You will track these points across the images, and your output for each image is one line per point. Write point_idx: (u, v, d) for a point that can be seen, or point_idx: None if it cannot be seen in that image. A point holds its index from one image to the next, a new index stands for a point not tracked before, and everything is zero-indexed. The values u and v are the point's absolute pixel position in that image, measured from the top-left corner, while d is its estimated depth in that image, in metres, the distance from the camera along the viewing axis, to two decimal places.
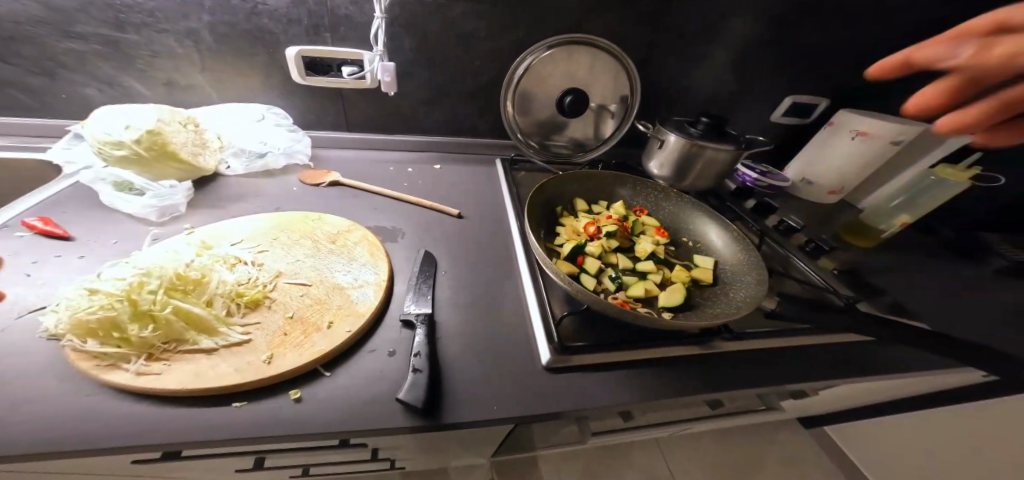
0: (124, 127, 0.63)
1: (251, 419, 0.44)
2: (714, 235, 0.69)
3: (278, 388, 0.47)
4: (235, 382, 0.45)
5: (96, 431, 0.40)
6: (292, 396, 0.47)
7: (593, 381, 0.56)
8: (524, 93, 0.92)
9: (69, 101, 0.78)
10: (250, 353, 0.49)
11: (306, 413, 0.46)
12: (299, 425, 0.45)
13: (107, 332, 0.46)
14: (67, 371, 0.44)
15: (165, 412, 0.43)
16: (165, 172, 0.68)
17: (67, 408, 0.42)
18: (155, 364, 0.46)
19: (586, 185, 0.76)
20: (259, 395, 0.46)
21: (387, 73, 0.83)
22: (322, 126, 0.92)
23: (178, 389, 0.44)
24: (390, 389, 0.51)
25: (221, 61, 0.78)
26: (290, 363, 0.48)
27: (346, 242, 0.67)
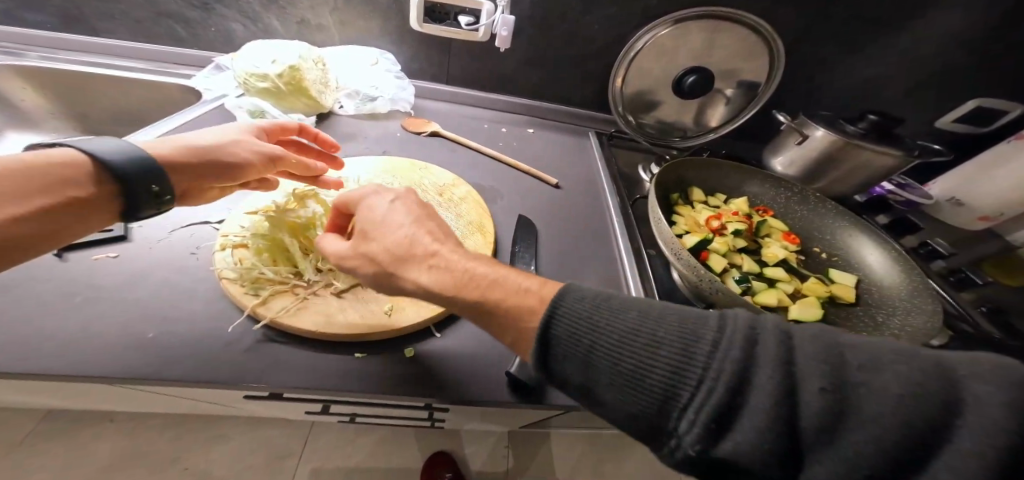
0: (271, 61, 0.66)
1: (370, 373, 0.45)
2: (862, 256, 0.60)
3: (392, 343, 0.48)
4: (363, 331, 0.47)
5: (238, 360, 0.43)
6: (408, 356, 0.48)
7: None
8: (641, 68, 0.82)
9: (216, 35, 0.82)
10: (372, 301, 0.50)
11: (417, 374, 0.46)
12: (414, 387, 0.45)
13: (262, 255, 0.52)
14: (217, 294, 0.49)
15: (296, 352, 0.46)
16: (295, 105, 0.70)
17: (214, 330, 0.45)
18: (292, 296, 0.49)
19: (708, 174, 0.69)
20: (379, 347, 0.48)
21: (505, 26, 0.78)
22: (426, 77, 0.90)
23: (308, 329, 0.46)
24: (495, 360, 0.49)
25: (349, 2, 0.77)
26: (408, 318, 0.49)
27: (452, 197, 0.66)
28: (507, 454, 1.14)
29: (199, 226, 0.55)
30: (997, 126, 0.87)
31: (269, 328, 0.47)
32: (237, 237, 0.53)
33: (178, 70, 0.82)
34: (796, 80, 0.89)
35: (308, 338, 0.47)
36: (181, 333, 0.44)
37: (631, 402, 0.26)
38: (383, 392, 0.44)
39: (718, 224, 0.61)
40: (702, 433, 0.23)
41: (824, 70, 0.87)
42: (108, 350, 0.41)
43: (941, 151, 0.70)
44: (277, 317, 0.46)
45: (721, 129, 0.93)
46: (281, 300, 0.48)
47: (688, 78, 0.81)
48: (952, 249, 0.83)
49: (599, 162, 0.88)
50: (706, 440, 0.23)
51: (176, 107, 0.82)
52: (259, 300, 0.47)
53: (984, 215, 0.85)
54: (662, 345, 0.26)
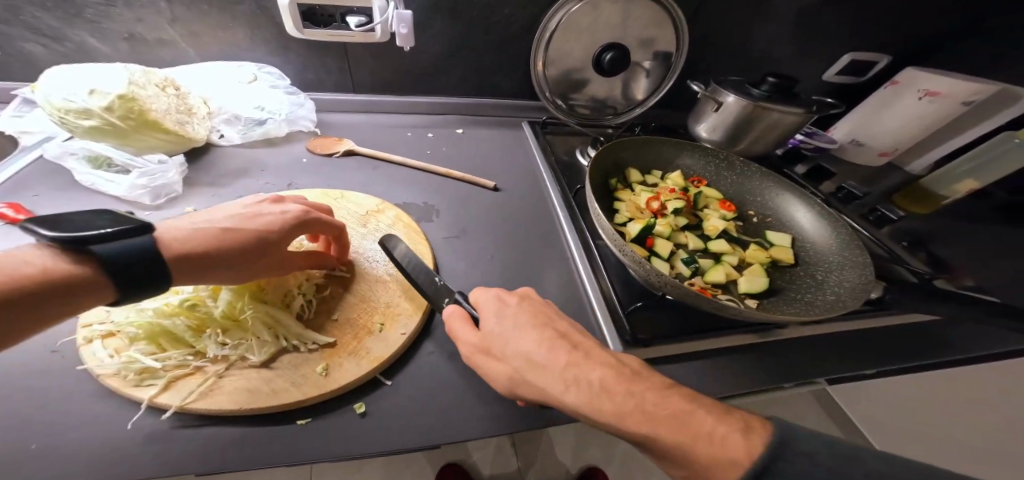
0: (88, 91, 0.51)
1: (317, 444, 0.39)
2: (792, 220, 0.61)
3: (337, 402, 0.42)
4: (298, 398, 0.39)
5: (135, 469, 0.34)
6: (359, 412, 0.41)
7: (673, 372, 0.50)
8: (557, 49, 0.80)
9: (8, 60, 0.62)
10: (302, 363, 0.43)
11: (373, 431, 0.40)
12: (368, 447, 0.39)
13: (154, 340, 0.41)
14: (98, 390, 0.39)
15: (220, 439, 0.37)
16: (149, 143, 0.56)
17: (96, 439, 0.36)
18: (201, 378, 0.40)
19: (641, 153, 0.68)
20: (322, 408, 0.41)
21: (403, 23, 0.69)
22: (325, 87, 0.80)
23: (229, 410, 0.38)
24: (458, 396, 0.44)
25: (195, 10, 0.63)
26: (349, 374, 0.42)
27: (379, 225, 0.58)
28: (513, 453, 1.12)
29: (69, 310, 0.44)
30: (871, 76, 0.97)
31: (180, 415, 0.38)
32: (105, 323, 0.42)
33: None
34: (705, 44, 0.89)
35: (233, 418, 0.39)
36: (55, 444, 0.35)
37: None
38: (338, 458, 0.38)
39: (657, 204, 0.59)
40: None
41: (729, 35, 0.89)
42: None
43: (834, 102, 0.75)
44: (185, 404, 0.37)
45: (646, 102, 0.93)
46: (185, 385, 0.39)
47: (606, 55, 0.79)
48: (861, 187, 0.92)
49: (535, 155, 0.84)
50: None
51: None
52: (160, 387, 0.38)
53: (882, 152, 0.98)
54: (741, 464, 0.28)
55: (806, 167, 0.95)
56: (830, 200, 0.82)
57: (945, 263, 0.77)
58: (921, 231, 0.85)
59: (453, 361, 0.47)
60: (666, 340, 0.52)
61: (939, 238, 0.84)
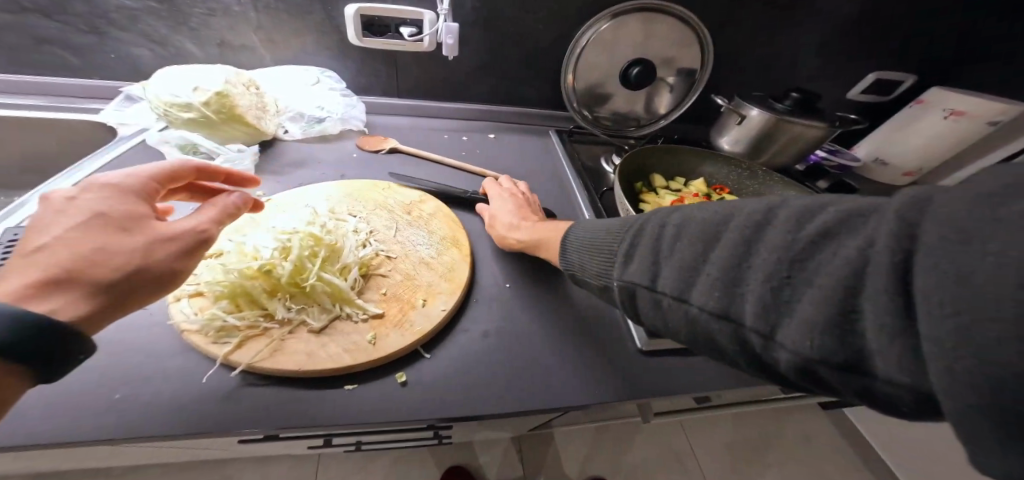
0: (192, 88, 0.58)
1: (367, 407, 0.40)
2: None
3: (385, 369, 0.43)
4: (349, 362, 0.41)
5: (212, 416, 0.36)
6: (401, 382, 0.43)
7: (698, 362, 0.52)
8: (590, 62, 0.85)
9: (117, 62, 0.71)
10: (355, 330, 0.44)
11: (416, 399, 0.42)
12: (412, 412, 0.41)
13: (231, 299, 0.43)
14: (177, 345, 0.41)
15: (283, 394, 0.39)
16: (233, 135, 0.63)
17: (178, 386, 0.38)
18: (268, 337, 0.42)
19: (666, 161, 0.72)
20: (369, 375, 0.43)
21: (449, 34, 0.75)
22: (374, 93, 0.87)
23: (292, 368, 0.39)
24: (496, 374, 0.46)
25: (275, 20, 0.71)
26: (396, 343, 0.44)
27: (421, 213, 0.62)
28: (519, 459, 1.14)
29: None
30: (896, 94, 0.99)
31: (246, 372, 0.40)
32: (190, 285, 0.45)
33: (81, 106, 0.71)
34: (732, 62, 0.94)
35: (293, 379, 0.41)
36: (141, 391, 0.37)
37: (697, 292, 0.28)
38: (387, 423, 0.40)
39: (679, 208, 0.63)
40: (764, 323, 0.24)
41: (756, 54, 0.93)
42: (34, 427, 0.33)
43: (858, 117, 0.78)
44: (255, 362, 0.39)
45: (670, 115, 0.98)
46: (254, 344, 0.40)
47: (633, 70, 0.84)
48: None
49: (563, 161, 0.89)
50: (762, 314, 0.24)
51: (87, 148, 0.71)
52: (233, 345, 0.40)
53: (908, 171, 0.98)
54: (628, 224, 0.37)
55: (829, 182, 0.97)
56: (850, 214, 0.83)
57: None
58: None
59: (487, 340, 0.49)
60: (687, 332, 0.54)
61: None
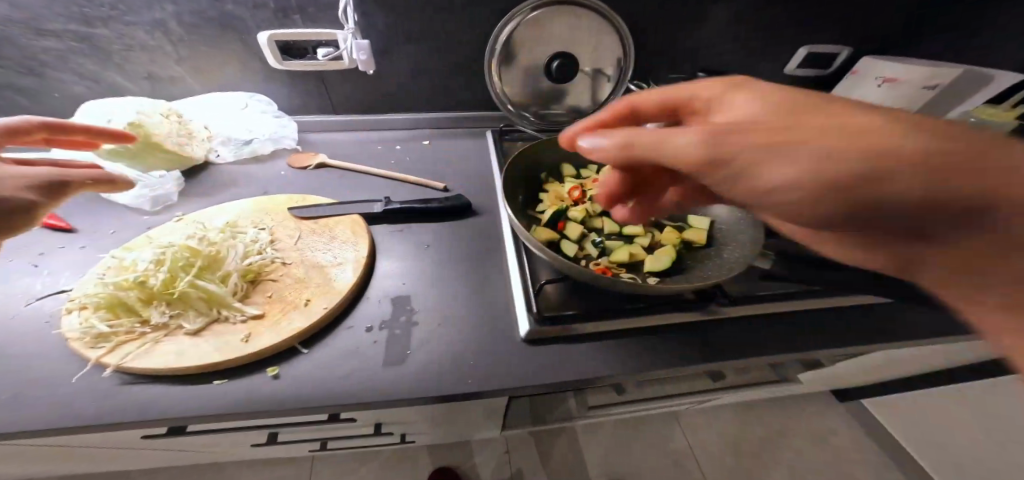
0: (108, 121, 0.65)
1: (225, 399, 0.43)
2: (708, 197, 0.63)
3: (254, 366, 0.45)
4: (213, 359, 0.44)
5: (78, 413, 0.40)
6: (268, 375, 0.45)
7: (577, 350, 0.52)
8: (511, 60, 0.87)
9: (61, 99, 0.78)
10: (226, 331, 0.47)
11: (282, 392, 0.43)
12: (270, 404, 0.43)
13: (111, 309, 0.47)
14: (65, 350, 0.45)
15: (150, 391, 0.42)
16: (153, 162, 0.69)
17: (54, 388, 0.42)
18: (140, 341, 0.45)
19: (575, 149, 0.72)
20: (238, 371, 0.45)
21: (362, 51, 0.79)
22: (311, 111, 0.93)
23: (157, 367, 0.43)
24: (368, 366, 0.47)
25: (197, 52, 0.77)
26: (265, 341, 0.46)
27: (328, 220, 0.64)
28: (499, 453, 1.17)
29: (64, 289, 0.52)
30: (837, 66, 0.97)
31: (119, 372, 0.43)
32: (83, 298, 0.49)
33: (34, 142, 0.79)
34: (658, 48, 0.93)
35: (161, 377, 0.43)
36: (18, 394, 0.41)
37: None
38: (245, 413, 0.42)
39: (576, 194, 0.64)
40: None
41: (681, 36, 0.92)
42: None
43: None
44: (122, 362, 0.43)
45: (606, 106, 0.98)
46: (125, 347, 0.44)
47: (554, 63, 0.85)
48: None
49: (493, 160, 0.91)
50: None
51: None
52: (106, 349, 0.44)
53: None
54: None
55: None
56: None
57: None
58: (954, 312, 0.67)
59: (370, 336, 0.51)
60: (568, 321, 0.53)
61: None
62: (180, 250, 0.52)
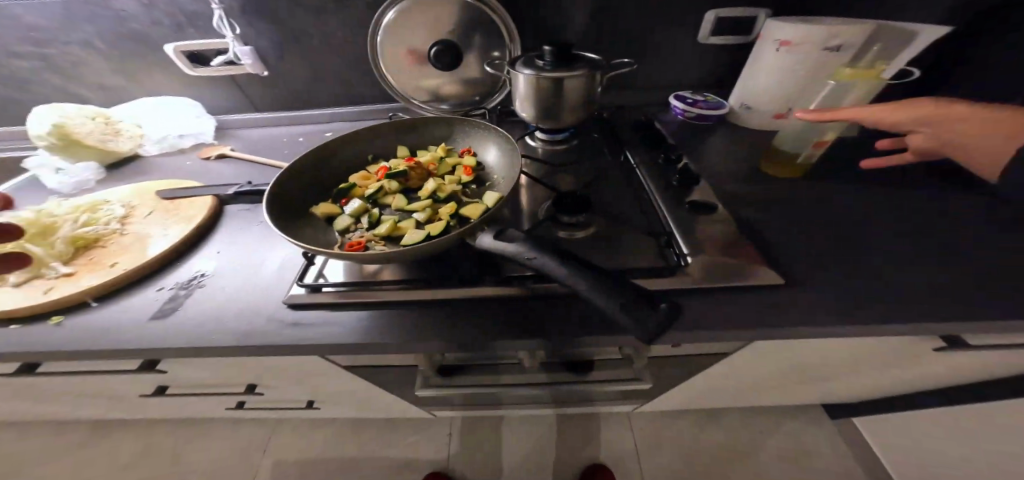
0: (42, 124, 0.83)
1: (8, 340, 0.51)
2: (495, 163, 0.69)
3: (46, 317, 0.54)
4: (8, 309, 0.53)
5: None
6: (53, 324, 0.53)
7: (323, 320, 0.55)
8: (391, 52, 0.87)
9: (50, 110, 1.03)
10: (36, 286, 0.56)
11: (54, 336, 0.52)
12: (40, 346, 0.51)
13: None
14: None
15: None
16: (82, 155, 0.86)
17: None
18: None
19: (407, 132, 0.74)
20: (33, 320, 0.54)
21: (246, 55, 0.90)
22: (237, 111, 1.05)
23: None
24: (136, 320, 0.54)
25: (128, 64, 0.95)
26: (59, 294, 0.55)
27: (180, 203, 0.74)
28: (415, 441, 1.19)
29: None
30: (756, 33, 0.92)
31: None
32: None
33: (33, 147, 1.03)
34: (531, 25, 0.92)
35: None
36: None
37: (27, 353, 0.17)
38: (12, 354, 0.50)
39: (381, 172, 0.67)
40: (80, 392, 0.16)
41: (551, 11, 0.89)
42: None
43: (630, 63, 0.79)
44: None
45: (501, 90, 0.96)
46: None
47: (433, 50, 0.84)
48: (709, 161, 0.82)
49: None
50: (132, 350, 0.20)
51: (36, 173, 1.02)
52: None
53: (776, 113, 0.89)
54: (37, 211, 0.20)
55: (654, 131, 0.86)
56: (625, 165, 0.78)
57: (796, 224, 0.62)
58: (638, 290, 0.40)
59: (155, 297, 0.58)
60: (322, 296, 0.57)
61: (815, 202, 0.68)
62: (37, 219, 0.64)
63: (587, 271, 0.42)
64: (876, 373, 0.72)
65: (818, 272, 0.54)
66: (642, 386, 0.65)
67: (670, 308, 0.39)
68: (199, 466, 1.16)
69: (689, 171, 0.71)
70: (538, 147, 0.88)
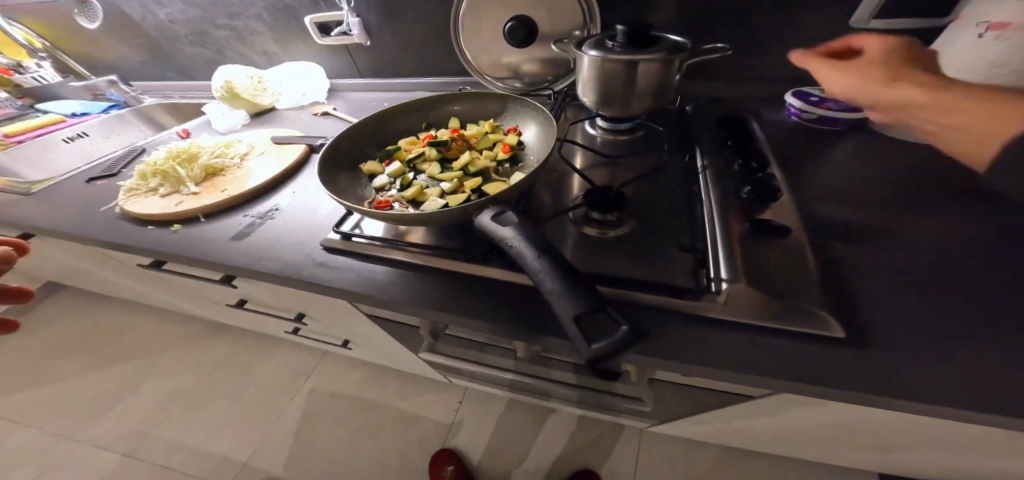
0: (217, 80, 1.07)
1: (150, 236, 0.70)
2: (538, 144, 0.66)
3: (174, 224, 0.73)
4: (155, 214, 0.72)
5: (102, 225, 0.74)
6: (173, 230, 0.71)
7: (349, 265, 0.61)
8: (472, 27, 0.89)
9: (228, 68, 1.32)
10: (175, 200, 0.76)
11: (174, 239, 0.69)
12: (165, 245, 0.68)
13: (143, 178, 0.82)
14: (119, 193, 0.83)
15: (129, 223, 0.74)
16: (239, 105, 1.11)
17: (104, 212, 0.78)
18: (140, 197, 0.77)
19: (461, 106, 0.76)
20: (167, 225, 0.73)
21: (354, 26, 1.03)
22: (344, 76, 1.21)
23: (134, 210, 0.74)
24: (223, 239, 0.69)
25: (278, 33, 1.16)
26: (184, 208, 0.73)
27: (280, 148, 0.90)
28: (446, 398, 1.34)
29: None
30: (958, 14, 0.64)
31: (124, 213, 0.77)
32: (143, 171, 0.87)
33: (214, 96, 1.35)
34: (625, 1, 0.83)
35: (137, 218, 0.75)
36: (94, 210, 0.79)
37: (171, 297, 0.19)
38: (146, 248, 0.68)
39: (426, 139, 0.70)
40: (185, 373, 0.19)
41: None
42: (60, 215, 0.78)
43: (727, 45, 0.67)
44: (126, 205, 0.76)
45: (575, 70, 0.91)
46: (133, 198, 0.77)
47: (508, 24, 0.83)
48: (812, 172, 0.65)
49: None
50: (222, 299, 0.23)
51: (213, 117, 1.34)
52: (128, 197, 0.78)
53: None
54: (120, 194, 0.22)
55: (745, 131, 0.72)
56: (691, 166, 0.67)
57: (904, 263, 0.47)
58: (602, 302, 0.35)
59: (239, 222, 0.72)
60: (352, 244, 0.63)
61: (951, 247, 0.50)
62: (189, 153, 0.86)
63: (561, 272, 0.38)
64: (945, 462, 0.58)
65: (906, 333, 0.41)
66: (643, 407, 0.65)
67: (628, 333, 0.33)
68: (269, 377, 1.46)
69: (771, 182, 0.57)
70: (596, 135, 0.82)
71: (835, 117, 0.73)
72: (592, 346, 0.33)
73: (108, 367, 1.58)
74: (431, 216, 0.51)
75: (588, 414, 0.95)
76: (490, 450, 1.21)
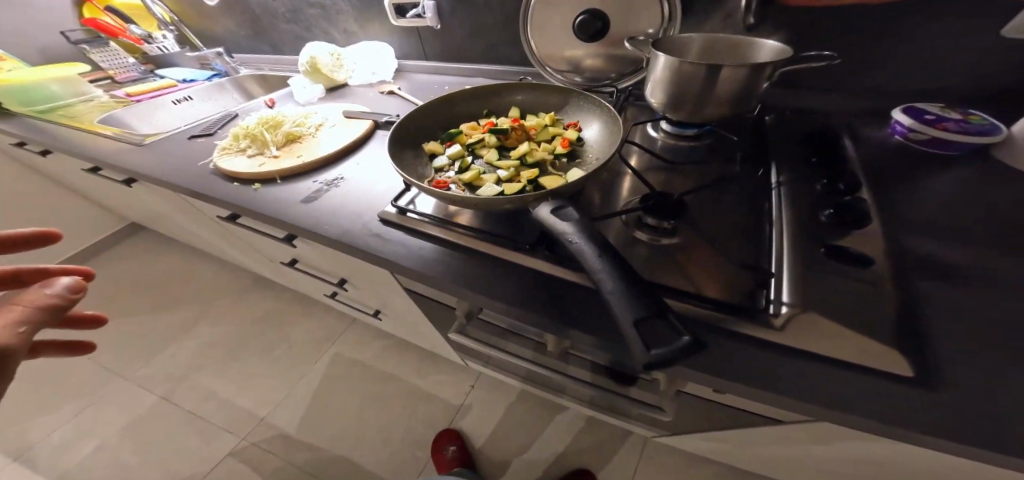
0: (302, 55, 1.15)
1: (233, 192, 0.78)
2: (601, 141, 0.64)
3: (254, 183, 0.79)
4: (240, 171, 0.79)
5: (195, 177, 0.83)
6: (254, 189, 0.78)
7: (403, 239, 0.64)
8: (543, 19, 0.88)
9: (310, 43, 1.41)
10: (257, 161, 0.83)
11: (253, 197, 0.76)
12: (245, 201, 0.75)
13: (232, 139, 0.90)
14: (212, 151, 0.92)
15: (217, 178, 0.82)
16: (317, 79, 1.18)
17: (198, 166, 0.87)
18: (229, 156, 0.86)
19: (526, 95, 0.76)
20: (248, 183, 0.80)
21: (429, 9, 1.06)
22: (411, 58, 1.26)
23: (223, 167, 0.82)
24: (293, 200, 0.74)
25: (358, 13, 1.22)
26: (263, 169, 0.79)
27: (350, 121, 0.95)
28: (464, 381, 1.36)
29: None
30: None
31: (215, 169, 0.85)
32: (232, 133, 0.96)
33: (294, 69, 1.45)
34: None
35: (225, 174, 0.83)
36: (190, 164, 0.88)
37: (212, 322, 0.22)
38: (229, 202, 0.76)
39: (488, 125, 0.70)
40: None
41: None
42: (163, 165, 0.88)
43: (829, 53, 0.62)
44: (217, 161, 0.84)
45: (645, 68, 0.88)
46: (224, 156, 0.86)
47: (579, 18, 0.82)
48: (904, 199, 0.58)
49: None
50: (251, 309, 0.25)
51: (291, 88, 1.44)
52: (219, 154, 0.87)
53: None
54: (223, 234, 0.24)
55: (830, 147, 0.66)
56: (762, 180, 0.63)
57: (1009, 313, 0.42)
58: (662, 309, 0.35)
59: (308, 187, 0.77)
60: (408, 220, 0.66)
61: None
62: (271, 119, 0.93)
63: (621, 273, 0.37)
64: None
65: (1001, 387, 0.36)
66: (662, 417, 0.63)
67: (689, 342, 0.32)
68: (310, 335, 1.57)
69: (858, 206, 0.52)
70: (658, 137, 0.79)
71: (947, 139, 0.65)
72: (649, 351, 0.33)
73: (177, 306, 1.77)
74: (489, 201, 0.52)
75: (598, 416, 0.93)
76: (493, 435, 1.23)
